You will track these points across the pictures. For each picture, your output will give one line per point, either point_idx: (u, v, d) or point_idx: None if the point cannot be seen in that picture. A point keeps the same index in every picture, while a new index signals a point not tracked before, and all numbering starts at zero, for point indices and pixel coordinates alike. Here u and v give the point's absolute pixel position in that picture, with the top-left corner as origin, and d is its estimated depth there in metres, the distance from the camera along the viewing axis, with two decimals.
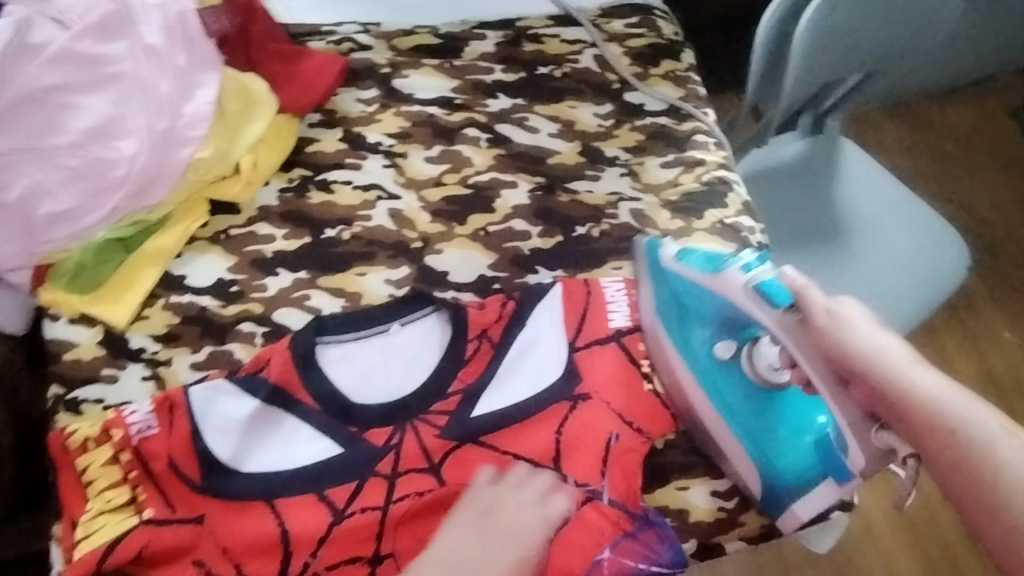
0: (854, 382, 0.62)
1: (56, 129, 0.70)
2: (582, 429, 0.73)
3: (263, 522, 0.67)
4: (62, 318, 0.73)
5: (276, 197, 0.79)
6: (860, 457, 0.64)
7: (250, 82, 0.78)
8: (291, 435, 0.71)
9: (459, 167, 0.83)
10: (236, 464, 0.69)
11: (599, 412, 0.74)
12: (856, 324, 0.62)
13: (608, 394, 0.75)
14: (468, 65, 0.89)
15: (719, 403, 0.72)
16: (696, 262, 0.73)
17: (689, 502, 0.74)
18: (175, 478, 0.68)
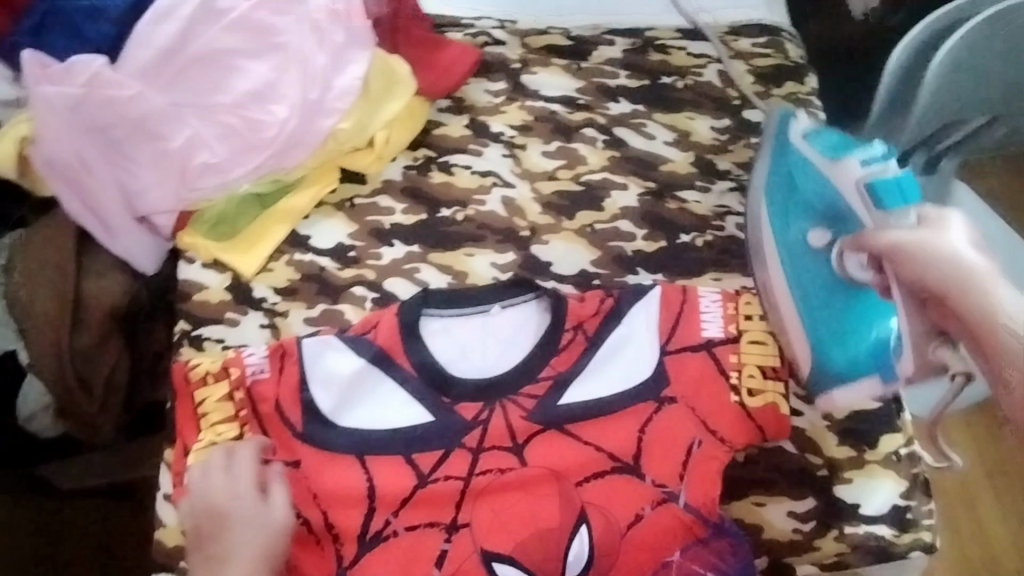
0: (933, 302, 0.62)
1: (223, 89, 0.78)
2: (667, 430, 0.73)
3: (350, 474, 0.69)
4: (197, 261, 0.78)
5: (401, 173, 0.84)
6: (909, 366, 0.65)
7: (395, 64, 0.83)
8: (383, 396, 0.73)
9: (573, 164, 0.87)
10: (329, 414, 0.71)
11: (685, 417, 0.74)
12: (947, 235, 0.63)
13: (695, 400, 0.74)
14: (594, 68, 0.92)
15: (794, 282, 0.76)
16: (823, 144, 0.77)
17: (765, 519, 0.74)
18: (277, 419, 0.71)
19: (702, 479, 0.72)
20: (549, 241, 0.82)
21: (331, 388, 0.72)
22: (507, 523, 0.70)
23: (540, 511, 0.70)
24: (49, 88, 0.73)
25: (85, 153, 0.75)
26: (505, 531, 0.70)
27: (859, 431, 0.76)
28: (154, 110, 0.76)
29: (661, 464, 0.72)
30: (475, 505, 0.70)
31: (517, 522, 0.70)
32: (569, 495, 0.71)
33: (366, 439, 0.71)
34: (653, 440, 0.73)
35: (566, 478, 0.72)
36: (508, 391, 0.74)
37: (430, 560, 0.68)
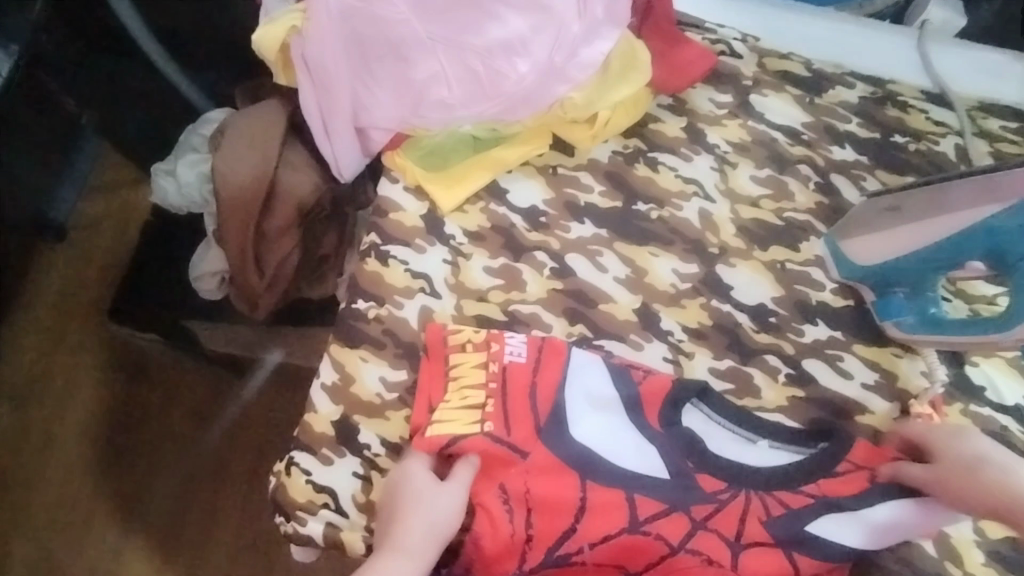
0: None
1: (478, 31, 0.79)
2: (806, 496, 0.70)
3: (484, 439, 0.68)
4: (400, 183, 0.81)
5: (609, 156, 0.83)
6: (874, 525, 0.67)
7: (639, 50, 0.82)
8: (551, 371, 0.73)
9: (779, 197, 0.84)
10: (499, 368, 0.72)
11: (825, 488, 0.70)
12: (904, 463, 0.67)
13: (843, 474, 0.70)
14: (827, 107, 0.87)
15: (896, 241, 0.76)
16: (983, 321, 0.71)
17: None
18: (441, 354, 0.73)
19: (829, 557, 0.68)
20: (734, 267, 0.80)
21: (504, 343, 0.73)
22: (625, 543, 0.68)
23: (661, 540, 0.68)
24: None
25: (336, 55, 0.77)
26: (624, 549, 0.68)
27: (1008, 556, 0.71)
28: (411, 35, 0.78)
29: (791, 530, 0.69)
30: (603, 507, 0.68)
31: (635, 545, 0.68)
32: (689, 534, 0.68)
33: (515, 399, 0.70)
34: (791, 496, 0.70)
35: (691, 512, 0.69)
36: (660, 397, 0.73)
37: (557, 532, 0.68)
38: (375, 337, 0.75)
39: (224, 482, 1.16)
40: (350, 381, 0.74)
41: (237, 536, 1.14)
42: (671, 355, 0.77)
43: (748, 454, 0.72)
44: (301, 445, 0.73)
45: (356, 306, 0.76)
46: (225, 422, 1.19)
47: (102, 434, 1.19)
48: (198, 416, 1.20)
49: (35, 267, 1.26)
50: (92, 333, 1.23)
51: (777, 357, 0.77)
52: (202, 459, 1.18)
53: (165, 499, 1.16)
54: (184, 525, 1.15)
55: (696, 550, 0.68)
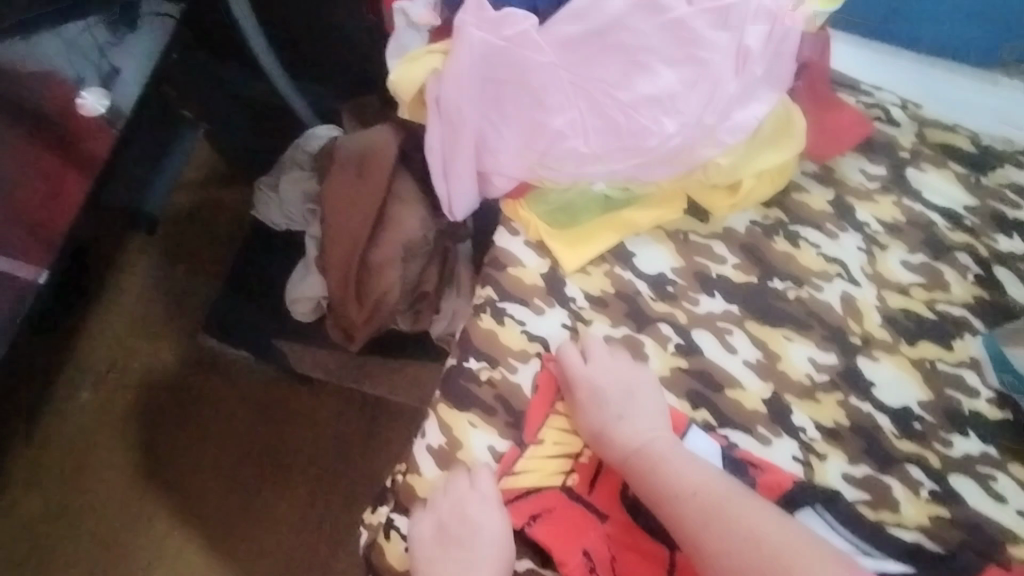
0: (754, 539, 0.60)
1: (626, 84, 0.73)
2: None
3: (563, 496, 0.69)
4: (521, 236, 0.77)
5: (746, 226, 0.77)
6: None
7: (794, 115, 0.76)
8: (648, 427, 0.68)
9: (933, 286, 0.76)
10: None
11: None
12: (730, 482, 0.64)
13: None
14: (992, 189, 0.79)
15: None
16: None
17: None
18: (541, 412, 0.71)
19: None
20: (875, 362, 0.73)
21: None
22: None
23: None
24: (476, 32, 0.72)
25: (470, 97, 0.74)
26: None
27: None
28: (553, 83, 0.73)
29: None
30: None
31: None
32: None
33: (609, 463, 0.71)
34: None
35: None
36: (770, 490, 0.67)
37: None
38: (485, 401, 0.71)
39: (288, 486, 1.15)
40: (457, 446, 0.70)
41: (297, 543, 1.12)
42: (802, 454, 0.70)
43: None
44: (401, 508, 0.70)
45: (466, 365, 0.72)
46: (295, 428, 1.18)
47: (173, 428, 1.18)
48: (273, 424, 1.18)
49: (125, 262, 1.26)
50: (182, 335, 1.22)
51: (921, 469, 0.70)
52: (269, 466, 1.16)
53: (228, 501, 1.14)
54: (244, 532, 1.12)
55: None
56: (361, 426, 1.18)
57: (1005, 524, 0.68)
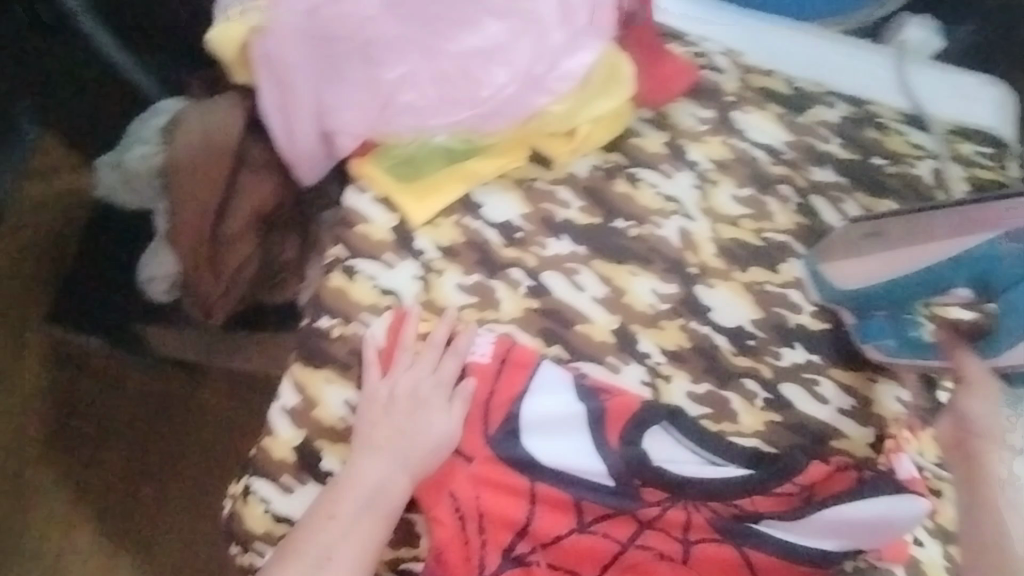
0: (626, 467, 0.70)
1: (455, 38, 0.75)
2: (738, 508, 0.70)
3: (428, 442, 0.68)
4: (369, 193, 0.77)
5: (588, 170, 0.80)
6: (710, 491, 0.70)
7: (619, 64, 0.79)
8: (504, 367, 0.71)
9: (760, 217, 0.82)
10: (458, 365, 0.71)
11: (758, 503, 0.71)
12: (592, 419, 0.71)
13: (772, 493, 0.71)
14: (807, 126, 0.86)
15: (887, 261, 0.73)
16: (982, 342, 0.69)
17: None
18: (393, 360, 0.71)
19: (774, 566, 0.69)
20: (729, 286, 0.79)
21: (469, 341, 0.72)
22: (573, 546, 0.69)
23: (609, 540, 0.69)
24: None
25: (299, 57, 0.74)
26: (573, 554, 0.68)
27: None
28: (381, 39, 0.75)
29: (737, 530, 0.69)
30: (552, 510, 0.69)
31: (584, 545, 0.69)
32: (638, 529, 0.69)
33: (468, 399, 0.70)
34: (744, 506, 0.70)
35: (638, 514, 0.70)
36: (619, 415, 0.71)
37: (510, 532, 0.68)
38: (337, 358, 0.71)
39: (176, 460, 1.10)
40: (313, 404, 0.70)
41: (196, 514, 1.09)
42: (649, 377, 0.75)
43: (712, 478, 0.70)
44: (254, 476, 0.69)
45: (318, 324, 0.72)
46: (170, 401, 1.12)
47: (49, 439, 1.11)
48: (157, 422, 1.12)
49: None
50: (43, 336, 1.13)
51: (756, 381, 0.76)
52: (160, 466, 1.10)
53: (118, 485, 1.10)
54: (142, 537, 1.08)
55: (645, 544, 0.69)
56: (238, 394, 1.13)
57: (827, 422, 0.76)
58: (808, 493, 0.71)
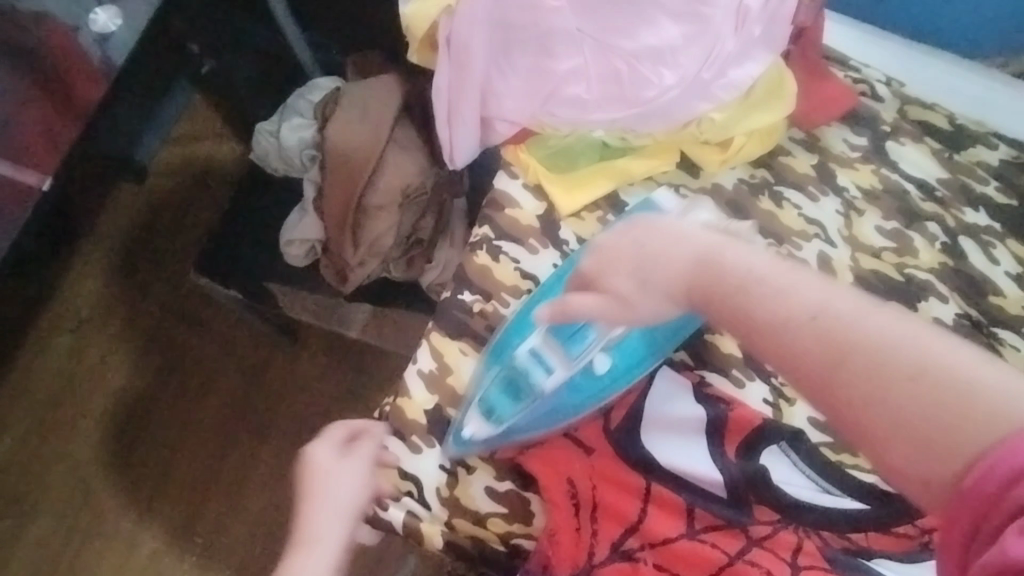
0: (744, 480, 0.70)
1: (630, 35, 0.76)
2: (851, 540, 0.69)
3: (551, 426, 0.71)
4: (519, 180, 0.80)
5: (734, 184, 0.80)
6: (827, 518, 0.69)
7: (786, 79, 0.79)
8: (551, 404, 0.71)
9: (903, 251, 0.81)
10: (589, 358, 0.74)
11: (872, 539, 0.69)
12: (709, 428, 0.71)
13: (890, 531, 0.69)
14: (965, 165, 0.83)
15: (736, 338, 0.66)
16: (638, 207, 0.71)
17: None
18: None
19: None
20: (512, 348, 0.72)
21: None
22: (681, 550, 0.67)
23: (717, 551, 0.67)
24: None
25: (478, 31, 0.75)
26: (680, 558, 0.67)
27: None
28: (559, 29, 0.77)
29: (846, 564, 0.67)
30: (665, 511, 0.68)
31: (694, 551, 0.67)
32: (746, 545, 0.67)
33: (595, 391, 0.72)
34: (855, 540, 0.69)
35: (749, 530, 0.68)
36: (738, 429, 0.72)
37: (621, 526, 0.68)
38: (475, 332, 0.75)
39: (239, 445, 1.15)
40: (448, 372, 0.74)
41: (269, 501, 1.12)
42: (773, 398, 0.75)
43: (828, 506, 0.69)
44: (388, 428, 0.72)
45: (460, 297, 0.75)
46: (227, 390, 1.18)
47: (154, 390, 1.19)
48: (254, 390, 1.18)
49: (109, 212, 1.26)
50: (176, 287, 1.23)
51: None
52: (248, 433, 1.16)
53: (181, 471, 1.15)
54: (219, 498, 1.13)
55: (753, 561, 0.67)
56: (337, 375, 1.17)
57: None
58: (928, 538, 0.69)
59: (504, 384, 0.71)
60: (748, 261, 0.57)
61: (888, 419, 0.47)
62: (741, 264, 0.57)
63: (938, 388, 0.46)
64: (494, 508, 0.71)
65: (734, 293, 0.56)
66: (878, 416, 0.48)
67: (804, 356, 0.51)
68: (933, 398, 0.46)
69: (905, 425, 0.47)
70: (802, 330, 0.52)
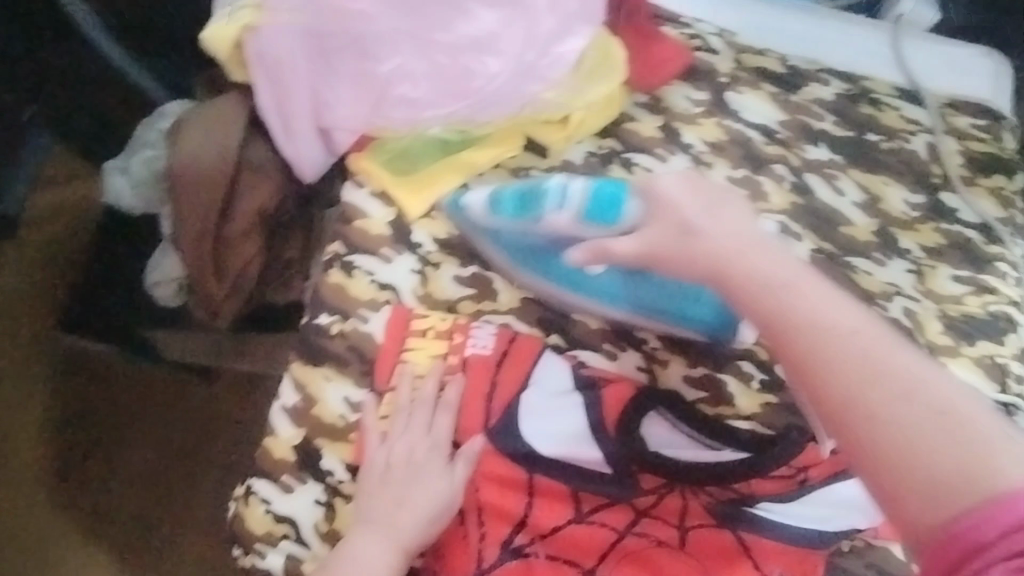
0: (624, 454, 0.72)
1: (445, 27, 0.76)
2: (734, 490, 0.72)
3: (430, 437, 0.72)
4: (365, 188, 0.77)
5: (583, 157, 0.80)
6: (705, 473, 0.72)
7: (613, 47, 0.79)
8: (530, 240, 0.74)
9: (755, 198, 0.82)
10: (457, 360, 0.74)
11: (754, 484, 0.73)
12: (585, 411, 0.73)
13: (769, 475, 0.73)
14: (802, 104, 0.85)
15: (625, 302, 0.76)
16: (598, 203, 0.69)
17: None
18: (394, 357, 0.74)
19: (773, 548, 0.70)
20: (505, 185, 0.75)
21: (468, 335, 0.75)
22: (571, 536, 0.70)
23: (606, 529, 0.71)
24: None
25: (289, 47, 0.75)
26: (571, 543, 0.70)
27: None
28: (371, 31, 0.75)
29: (732, 514, 0.71)
30: (550, 502, 0.71)
31: (583, 534, 0.70)
32: (633, 518, 0.71)
33: (472, 396, 0.73)
34: (737, 489, 0.72)
35: (633, 504, 0.72)
36: (610, 406, 0.74)
37: (511, 524, 0.70)
38: (338, 354, 0.74)
39: (173, 487, 1.10)
40: (313, 403, 0.73)
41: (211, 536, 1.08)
42: (645, 364, 0.77)
43: (709, 462, 0.72)
44: (261, 472, 0.73)
45: (318, 321, 0.75)
46: (155, 431, 1.12)
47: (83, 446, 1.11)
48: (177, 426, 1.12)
49: None
50: (52, 347, 1.14)
51: (751, 362, 0.78)
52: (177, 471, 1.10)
53: (115, 523, 1.08)
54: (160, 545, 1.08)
55: (641, 532, 0.71)
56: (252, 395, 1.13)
57: None
58: (804, 476, 0.73)
59: (520, 197, 0.73)
60: (773, 268, 0.61)
61: (912, 459, 0.51)
62: (765, 271, 0.61)
63: (960, 427, 0.52)
64: None
65: (778, 290, 0.60)
66: (900, 456, 0.52)
67: (830, 376, 0.55)
68: (948, 433, 0.52)
69: (921, 469, 0.51)
70: (836, 363, 0.56)
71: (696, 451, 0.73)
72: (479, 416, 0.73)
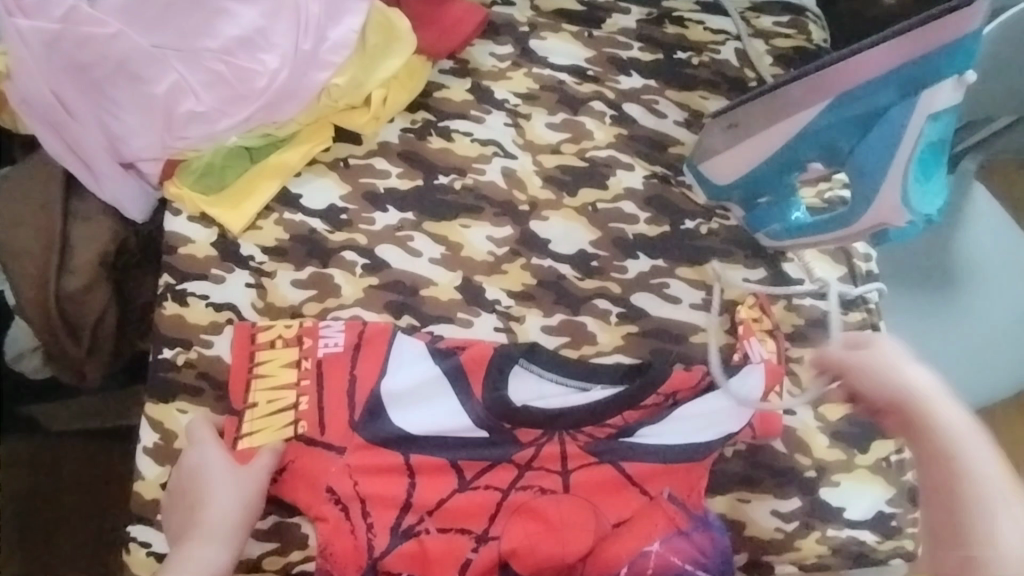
0: (499, 417, 0.70)
1: (207, 34, 0.75)
2: (610, 426, 0.72)
3: (299, 439, 0.69)
4: (183, 214, 0.75)
5: (398, 135, 0.80)
6: (580, 418, 0.71)
7: (394, 17, 0.79)
8: (876, 85, 0.68)
9: (579, 138, 0.83)
10: (309, 364, 0.71)
11: (629, 417, 0.72)
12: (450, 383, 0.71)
13: (640, 404, 0.72)
14: (607, 37, 0.86)
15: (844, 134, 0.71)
16: (931, 131, 0.68)
17: (811, 438, 0.75)
18: (243, 374, 0.70)
19: (657, 469, 0.71)
20: (923, 94, 0.67)
21: (319, 336, 0.71)
22: (456, 505, 0.69)
23: (491, 491, 0.69)
24: (20, 22, 0.71)
25: (58, 87, 0.72)
26: (456, 513, 0.69)
27: (845, 431, 0.76)
28: (134, 50, 0.73)
29: (610, 449, 0.71)
30: (432, 477, 0.69)
31: (469, 501, 0.69)
32: (518, 473, 0.70)
33: (330, 392, 0.70)
34: (614, 425, 0.72)
35: (515, 460, 0.70)
36: (475, 374, 0.72)
37: (394, 509, 0.68)
38: (189, 384, 0.71)
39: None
40: (173, 438, 0.70)
41: None
42: (502, 323, 0.76)
43: (578, 404, 0.72)
44: (136, 518, 0.69)
45: (160, 357, 0.71)
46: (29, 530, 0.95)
47: None
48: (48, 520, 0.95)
49: None
50: None
51: (606, 299, 0.78)
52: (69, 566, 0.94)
53: None
54: None
55: (528, 485, 0.70)
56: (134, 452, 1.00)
57: (682, 321, 0.78)
58: (673, 400, 0.72)
59: (897, 87, 0.67)
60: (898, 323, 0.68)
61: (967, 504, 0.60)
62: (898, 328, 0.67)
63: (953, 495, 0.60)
64: (269, 545, 0.69)
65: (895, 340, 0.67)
66: (958, 498, 0.60)
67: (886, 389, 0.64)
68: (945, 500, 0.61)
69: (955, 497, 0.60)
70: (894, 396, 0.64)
71: (569, 397, 0.72)
72: (345, 411, 0.69)
